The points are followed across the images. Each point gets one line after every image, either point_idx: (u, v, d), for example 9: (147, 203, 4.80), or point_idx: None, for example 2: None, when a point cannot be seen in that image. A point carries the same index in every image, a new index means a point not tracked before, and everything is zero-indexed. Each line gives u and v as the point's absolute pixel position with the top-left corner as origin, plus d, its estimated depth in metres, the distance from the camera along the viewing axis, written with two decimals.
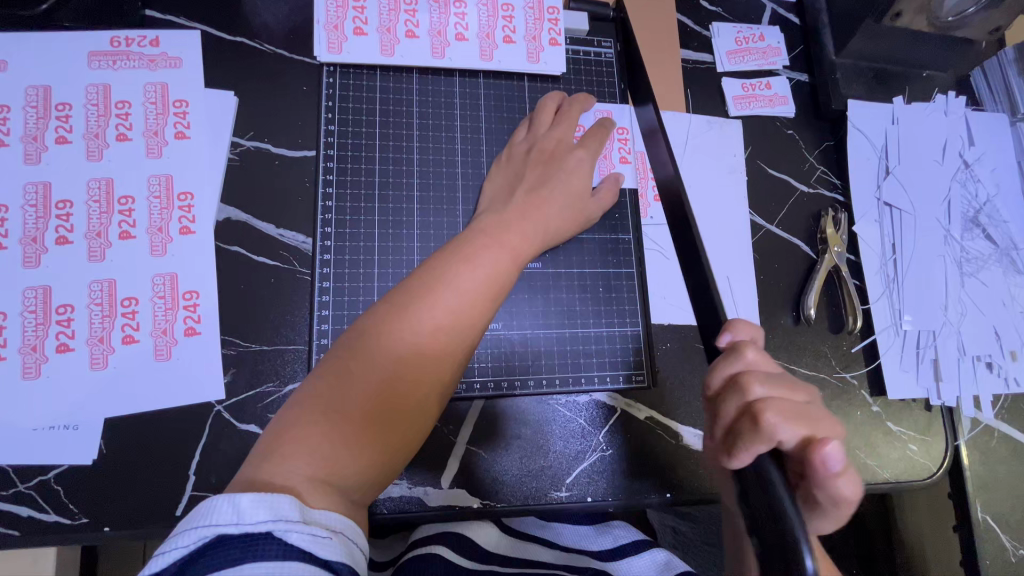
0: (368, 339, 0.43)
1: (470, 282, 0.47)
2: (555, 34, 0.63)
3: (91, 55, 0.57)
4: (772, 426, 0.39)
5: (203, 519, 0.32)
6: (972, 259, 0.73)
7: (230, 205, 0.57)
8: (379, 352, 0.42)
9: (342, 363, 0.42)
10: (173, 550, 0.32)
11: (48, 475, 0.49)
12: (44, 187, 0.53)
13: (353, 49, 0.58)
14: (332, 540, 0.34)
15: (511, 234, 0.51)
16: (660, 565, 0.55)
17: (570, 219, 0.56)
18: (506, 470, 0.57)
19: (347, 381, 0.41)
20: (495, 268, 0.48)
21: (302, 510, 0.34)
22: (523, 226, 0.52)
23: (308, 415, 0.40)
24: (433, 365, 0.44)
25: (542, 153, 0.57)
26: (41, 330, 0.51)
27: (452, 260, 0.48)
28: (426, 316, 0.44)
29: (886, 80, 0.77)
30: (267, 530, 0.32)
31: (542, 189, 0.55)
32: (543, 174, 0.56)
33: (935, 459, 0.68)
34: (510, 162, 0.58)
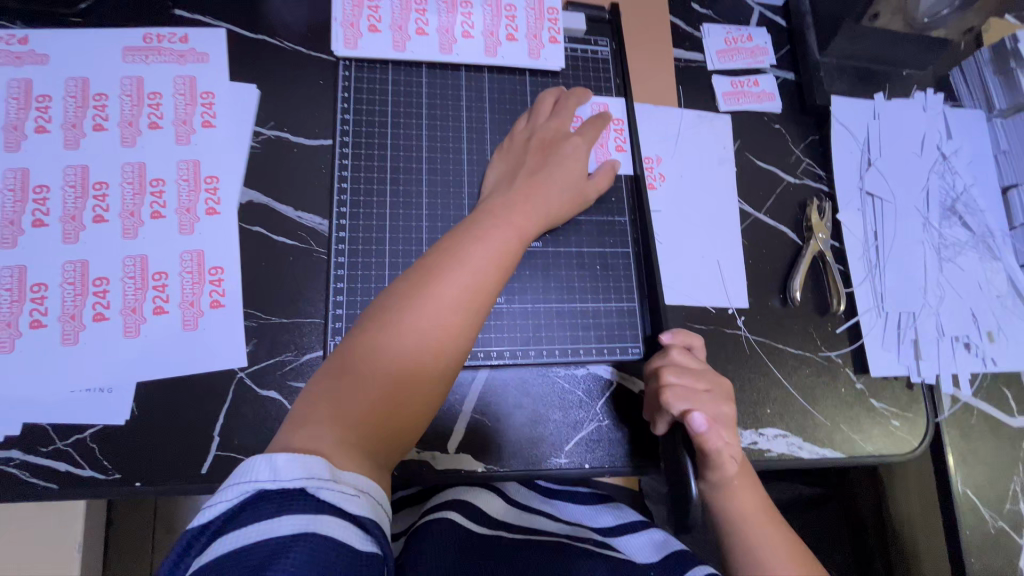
0: (389, 314, 0.47)
1: (481, 264, 0.51)
2: (554, 33, 0.67)
3: (125, 49, 0.62)
4: (665, 402, 0.53)
5: (245, 476, 0.37)
6: (950, 245, 0.77)
7: (253, 188, 0.62)
8: (399, 326, 0.46)
9: (367, 333, 0.46)
10: (221, 503, 0.36)
11: (84, 433, 0.53)
12: (82, 170, 0.58)
13: (368, 45, 0.63)
14: (359, 498, 0.38)
15: (518, 215, 0.55)
16: (660, 543, 0.60)
17: (570, 202, 0.61)
18: (509, 438, 0.60)
19: (371, 351, 0.45)
20: (502, 249, 0.52)
21: (331, 470, 0.38)
22: (526, 207, 0.57)
23: (336, 380, 0.44)
24: (447, 342, 0.47)
25: (542, 143, 0.61)
26: (79, 301, 0.55)
27: (462, 243, 0.51)
28: (440, 294, 0.48)
29: (869, 78, 0.82)
30: (301, 487, 0.36)
31: (541, 173, 0.59)
32: (543, 159, 0.60)
33: (917, 434, 0.72)
34: (512, 150, 0.62)
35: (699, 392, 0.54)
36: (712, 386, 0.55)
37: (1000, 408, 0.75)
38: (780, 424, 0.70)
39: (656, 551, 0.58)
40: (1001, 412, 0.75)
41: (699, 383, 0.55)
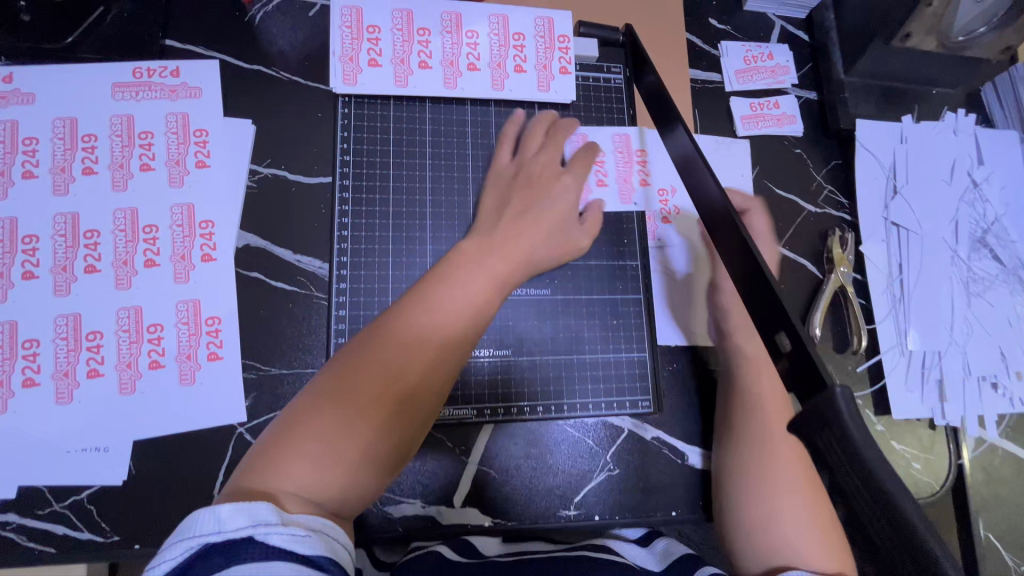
0: (378, 341, 0.44)
1: (472, 293, 0.49)
2: (565, 63, 0.64)
3: (114, 86, 0.59)
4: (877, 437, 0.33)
5: (187, 531, 0.33)
6: (979, 279, 0.73)
7: (250, 232, 0.59)
8: (388, 353, 0.44)
9: (352, 361, 0.43)
10: (167, 561, 0.33)
11: (82, 495, 0.51)
12: (73, 218, 0.55)
13: (368, 81, 0.59)
14: (312, 538, 0.34)
15: (499, 260, 0.52)
16: (662, 552, 0.55)
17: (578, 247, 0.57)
18: (516, 490, 0.60)
19: (356, 377, 0.42)
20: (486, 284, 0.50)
21: (281, 514, 0.34)
22: (508, 253, 0.52)
23: (317, 409, 0.41)
24: (440, 369, 0.45)
25: (528, 179, 0.57)
26: (73, 356, 0.53)
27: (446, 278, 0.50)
28: (422, 327, 0.46)
29: (896, 98, 0.77)
30: (247, 535, 0.32)
31: (532, 214, 0.55)
32: (528, 199, 0.56)
33: (939, 477, 0.70)
34: (497, 185, 0.58)
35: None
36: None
37: None
38: None
39: (662, 562, 0.53)
40: None
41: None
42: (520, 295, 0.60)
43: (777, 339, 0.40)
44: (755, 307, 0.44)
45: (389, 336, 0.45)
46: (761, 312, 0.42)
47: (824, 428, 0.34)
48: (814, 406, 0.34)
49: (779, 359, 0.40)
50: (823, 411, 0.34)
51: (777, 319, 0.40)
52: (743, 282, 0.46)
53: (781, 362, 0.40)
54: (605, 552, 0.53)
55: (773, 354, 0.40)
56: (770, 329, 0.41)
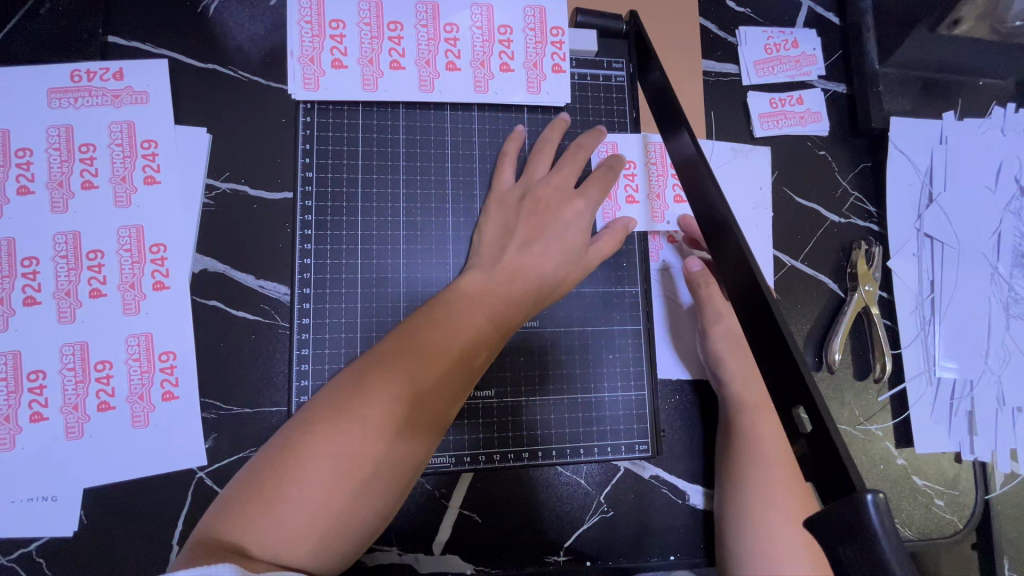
0: (369, 376, 0.39)
1: (478, 311, 0.44)
2: (559, 60, 0.56)
3: (51, 92, 0.53)
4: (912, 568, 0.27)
5: None
6: (1020, 300, 0.66)
7: (207, 256, 0.54)
8: (381, 393, 0.38)
9: (336, 402, 0.38)
10: None
11: (30, 547, 0.48)
12: (8, 244, 0.50)
13: (332, 86, 0.53)
14: None
15: (501, 295, 0.46)
16: None
17: (572, 277, 0.49)
18: (501, 535, 0.55)
19: (345, 422, 0.37)
20: (493, 303, 0.45)
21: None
22: (510, 289, 0.46)
23: (313, 439, 0.36)
24: (443, 403, 0.41)
25: (536, 201, 0.50)
26: (14, 399, 0.49)
27: (453, 296, 0.45)
28: (424, 346, 0.41)
29: (937, 91, 0.68)
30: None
31: (535, 244, 0.48)
32: (537, 226, 0.49)
33: (963, 515, 0.64)
34: (500, 208, 0.51)
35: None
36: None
37: None
38: None
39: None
40: None
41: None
42: None
43: (795, 412, 0.35)
44: (769, 367, 0.39)
45: (379, 371, 0.39)
46: (776, 377, 0.38)
47: (850, 540, 0.28)
48: (838, 511, 0.29)
49: (799, 437, 0.35)
50: (849, 518, 0.28)
51: (794, 389, 0.35)
52: (753, 338, 0.41)
53: (799, 442, 0.35)
54: None
55: (791, 432, 0.36)
56: (787, 401, 0.36)
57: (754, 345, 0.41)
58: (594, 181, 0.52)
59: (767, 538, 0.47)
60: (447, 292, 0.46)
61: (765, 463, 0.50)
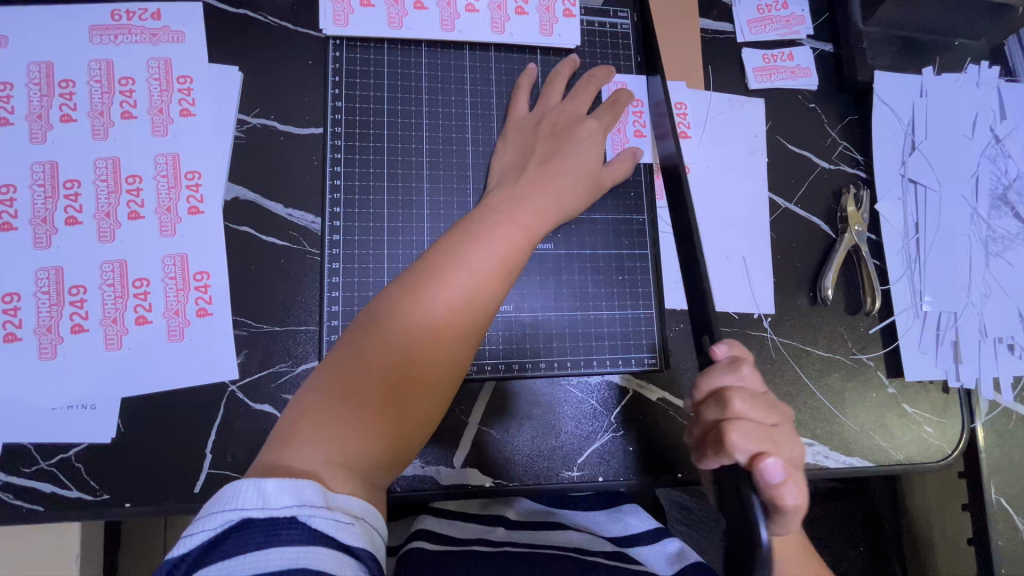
0: (382, 323, 0.42)
1: (491, 257, 0.45)
2: (569, 5, 0.62)
3: (92, 29, 0.56)
4: (730, 441, 0.42)
5: (229, 503, 0.33)
6: (999, 238, 0.70)
7: (237, 183, 0.56)
8: (395, 335, 0.41)
9: (354, 346, 0.41)
10: (202, 532, 0.33)
11: (69, 452, 0.50)
12: (52, 167, 0.53)
13: (360, 22, 0.58)
14: (354, 526, 0.34)
15: (524, 210, 0.49)
16: (674, 557, 0.54)
17: (583, 191, 0.54)
18: (518, 448, 0.57)
19: (364, 365, 0.40)
20: (506, 245, 0.46)
21: (325, 496, 0.35)
22: (534, 202, 0.50)
23: (337, 382, 0.40)
24: (458, 341, 0.43)
25: (552, 126, 0.55)
26: (56, 311, 0.51)
27: (460, 240, 0.46)
28: (434, 297, 0.43)
29: (916, 50, 0.74)
30: (291, 515, 0.33)
31: (552, 162, 0.53)
32: (555, 146, 0.54)
33: (952, 441, 0.68)
34: (518, 131, 0.56)
35: (770, 434, 0.42)
36: (781, 421, 0.45)
37: None
38: (804, 431, 0.65)
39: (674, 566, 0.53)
40: None
41: (768, 418, 0.44)
42: None
43: (703, 340, 0.52)
44: (696, 311, 0.53)
45: (391, 320, 0.42)
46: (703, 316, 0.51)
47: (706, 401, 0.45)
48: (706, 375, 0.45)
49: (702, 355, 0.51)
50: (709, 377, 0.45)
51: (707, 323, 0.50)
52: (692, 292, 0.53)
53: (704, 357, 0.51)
54: (617, 559, 0.53)
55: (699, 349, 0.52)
56: (701, 329, 0.52)
57: (691, 294, 0.54)
58: (606, 111, 0.57)
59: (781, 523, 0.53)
60: (450, 231, 0.47)
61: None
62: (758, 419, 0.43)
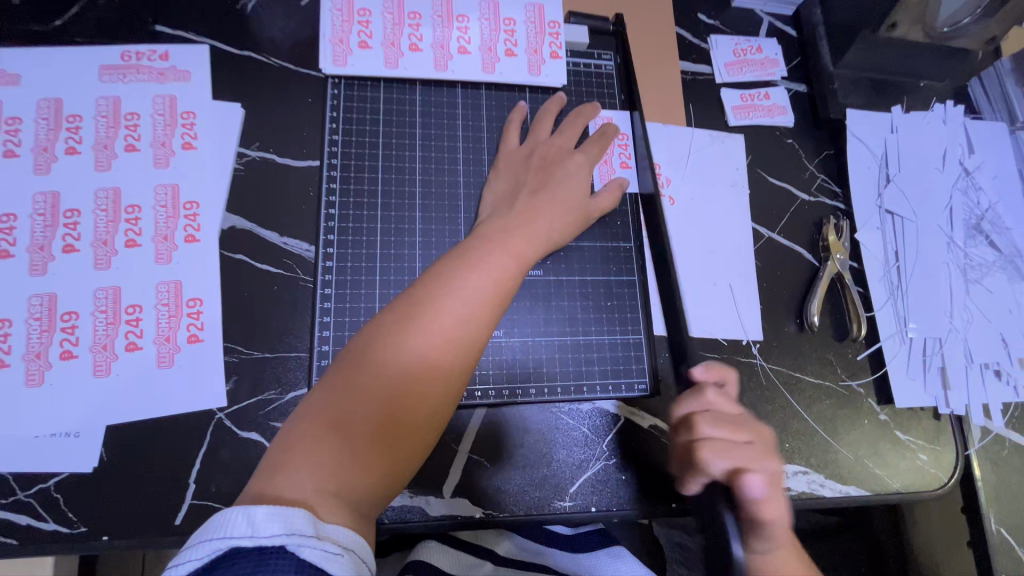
0: (376, 347, 0.43)
1: (483, 284, 0.47)
2: (556, 48, 0.66)
3: (102, 69, 0.59)
4: (701, 461, 0.45)
5: (217, 531, 0.32)
6: (976, 266, 0.72)
7: (234, 213, 0.58)
8: (388, 362, 0.42)
9: (346, 374, 0.42)
10: (188, 562, 0.32)
11: (49, 482, 0.49)
12: (53, 197, 0.55)
13: (358, 62, 0.61)
14: (343, 558, 0.33)
15: (516, 238, 0.51)
16: None
17: (572, 221, 0.56)
18: (509, 479, 0.56)
19: (355, 393, 0.41)
20: (497, 274, 0.48)
21: (315, 525, 0.34)
22: (522, 230, 0.52)
23: (327, 410, 0.40)
24: (452, 369, 0.44)
25: (543, 160, 0.58)
26: (46, 337, 0.51)
27: (452, 267, 0.47)
28: (426, 324, 0.44)
29: (884, 90, 0.78)
30: (279, 544, 0.32)
31: (542, 193, 0.55)
32: (544, 178, 0.57)
33: (946, 469, 0.67)
34: (510, 165, 0.59)
35: (732, 448, 0.45)
36: (755, 435, 0.47)
37: None
38: (799, 459, 0.65)
39: None
40: None
41: (739, 435, 0.47)
42: None
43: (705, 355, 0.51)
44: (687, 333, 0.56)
45: (383, 347, 0.43)
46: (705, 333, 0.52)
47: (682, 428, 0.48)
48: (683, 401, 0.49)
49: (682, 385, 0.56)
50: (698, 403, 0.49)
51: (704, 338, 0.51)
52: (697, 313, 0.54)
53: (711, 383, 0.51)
54: None
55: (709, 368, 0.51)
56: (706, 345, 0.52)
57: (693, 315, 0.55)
58: (593, 146, 0.60)
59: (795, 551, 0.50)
60: (443, 261, 0.49)
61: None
62: (731, 437, 0.46)
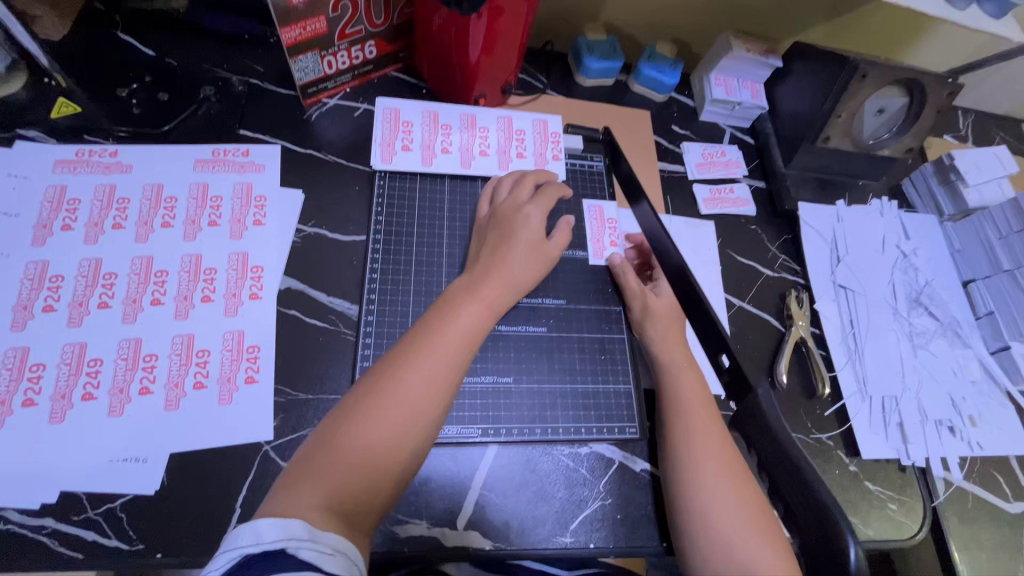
0: (375, 381, 0.52)
1: (461, 330, 0.57)
2: (557, 152, 0.82)
3: (197, 162, 0.74)
4: None
5: (231, 543, 0.40)
6: (920, 333, 0.84)
7: (292, 277, 0.70)
8: (383, 396, 0.51)
9: (346, 410, 0.50)
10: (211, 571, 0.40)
11: (116, 502, 0.56)
12: (148, 260, 0.67)
13: (400, 160, 0.77)
14: (336, 557, 0.41)
15: (488, 288, 0.63)
16: None
17: (534, 269, 0.68)
18: (516, 514, 0.63)
19: (356, 423, 0.49)
20: (472, 321, 0.59)
21: (310, 530, 0.41)
22: (494, 282, 0.64)
23: (332, 440, 0.48)
24: (435, 399, 0.53)
25: (499, 218, 0.70)
26: (129, 375, 0.61)
27: (435, 317, 0.58)
28: (414, 362, 0.53)
29: (831, 187, 0.95)
30: (281, 548, 0.40)
31: (501, 245, 0.67)
32: (500, 232, 0.69)
33: (916, 518, 0.73)
34: (478, 229, 0.72)
35: None
36: None
37: (991, 493, 0.78)
38: None
39: None
40: (993, 497, 0.78)
41: None
42: (521, 332, 0.71)
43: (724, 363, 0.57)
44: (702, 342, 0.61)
45: (378, 383, 0.52)
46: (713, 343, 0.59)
47: None
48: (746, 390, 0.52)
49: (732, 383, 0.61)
50: None
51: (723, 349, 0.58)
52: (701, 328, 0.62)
53: None
54: None
55: None
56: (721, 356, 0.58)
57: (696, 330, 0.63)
58: (542, 197, 0.74)
59: (712, 516, 0.55)
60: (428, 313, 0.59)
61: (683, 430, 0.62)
62: None
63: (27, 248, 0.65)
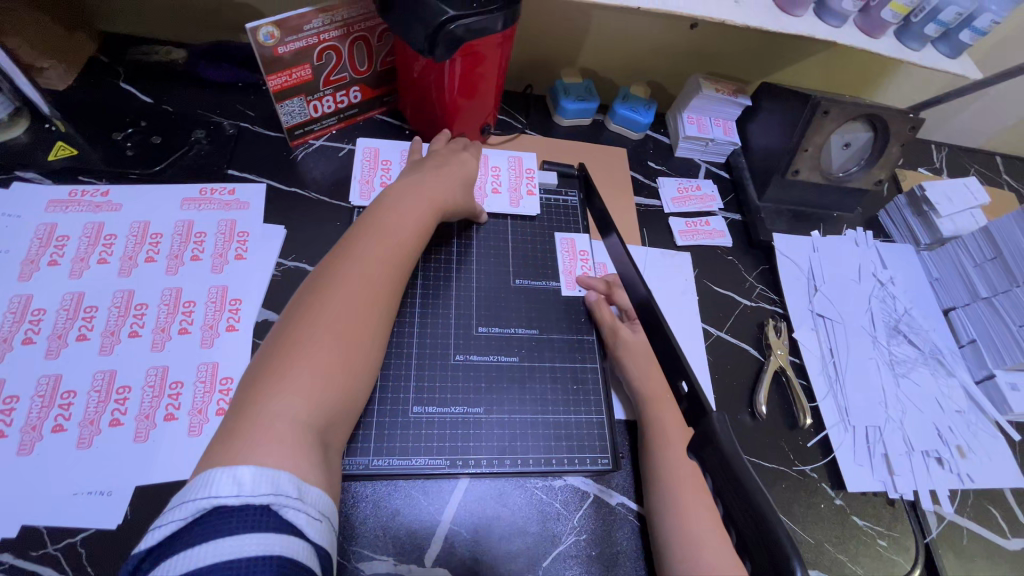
0: (307, 299, 0.54)
1: (386, 244, 0.62)
2: (531, 187, 0.85)
3: (184, 200, 0.77)
4: None
5: (204, 491, 0.39)
6: (901, 362, 0.83)
7: (269, 310, 0.72)
8: (318, 311, 0.53)
9: (284, 336, 0.51)
10: (178, 515, 0.39)
11: (76, 538, 0.55)
12: (129, 294, 0.69)
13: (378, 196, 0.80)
14: (319, 522, 0.42)
15: (414, 202, 0.68)
16: None
17: (462, 191, 0.74)
18: (487, 550, 0.61)
19: (299, 342, 0.51)
20: (395, 235, 0.63)
21: (296, 485, 0.42)
22: (421, 201, 0.69)
23: (282, 361, 0.49)
24: (372, 301, 0.57)
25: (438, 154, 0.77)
26: (101, 407, 0.61)
27: (358, 236, 0.62)
28: (341, 276, 0.57)
29: (805, 218, 0.96)
30: (264, 503, 0.40)
31: (442, 167, 0.74)
32: (441, 160, 0.75)
33: (908, 557, 0.71)
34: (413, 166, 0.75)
35: None
36: None
37: (987, 529, 0.75)
38: None
39: None
40: (989, 533, 0.75)
41: None
42: (493, 361, 0.72)
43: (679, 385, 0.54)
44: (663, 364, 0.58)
45: (309, 304, 0.54)
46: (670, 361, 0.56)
47: None
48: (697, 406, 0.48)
49: (681, 400, 0.53)
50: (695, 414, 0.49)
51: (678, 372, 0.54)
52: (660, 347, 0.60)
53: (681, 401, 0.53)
54: None
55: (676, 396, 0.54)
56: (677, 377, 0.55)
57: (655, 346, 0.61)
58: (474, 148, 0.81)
59: (690, 535, 0.57)
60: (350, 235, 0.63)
61: (667, 459, 0.64)
62: None
63: (14, 282, 0.67)
